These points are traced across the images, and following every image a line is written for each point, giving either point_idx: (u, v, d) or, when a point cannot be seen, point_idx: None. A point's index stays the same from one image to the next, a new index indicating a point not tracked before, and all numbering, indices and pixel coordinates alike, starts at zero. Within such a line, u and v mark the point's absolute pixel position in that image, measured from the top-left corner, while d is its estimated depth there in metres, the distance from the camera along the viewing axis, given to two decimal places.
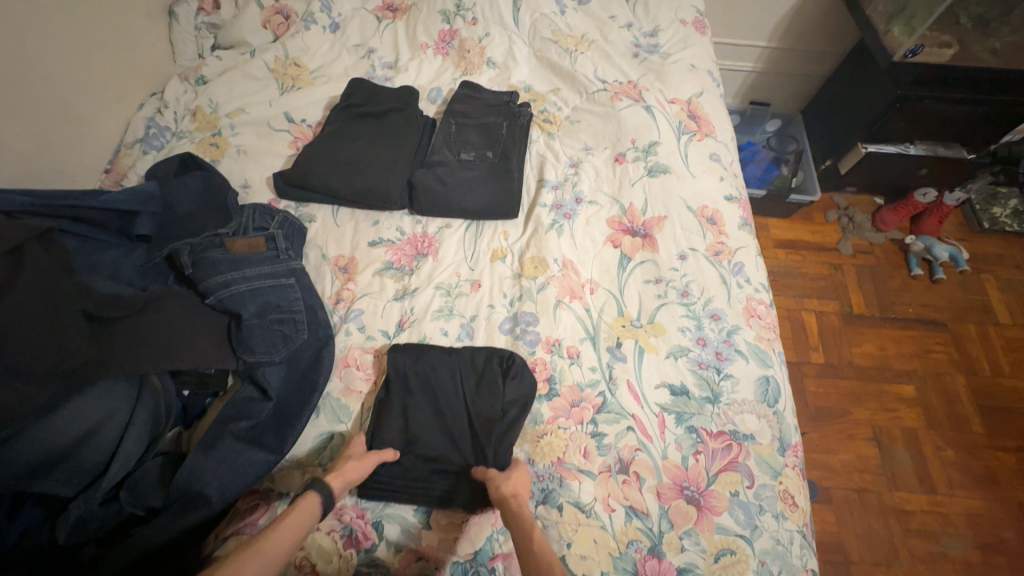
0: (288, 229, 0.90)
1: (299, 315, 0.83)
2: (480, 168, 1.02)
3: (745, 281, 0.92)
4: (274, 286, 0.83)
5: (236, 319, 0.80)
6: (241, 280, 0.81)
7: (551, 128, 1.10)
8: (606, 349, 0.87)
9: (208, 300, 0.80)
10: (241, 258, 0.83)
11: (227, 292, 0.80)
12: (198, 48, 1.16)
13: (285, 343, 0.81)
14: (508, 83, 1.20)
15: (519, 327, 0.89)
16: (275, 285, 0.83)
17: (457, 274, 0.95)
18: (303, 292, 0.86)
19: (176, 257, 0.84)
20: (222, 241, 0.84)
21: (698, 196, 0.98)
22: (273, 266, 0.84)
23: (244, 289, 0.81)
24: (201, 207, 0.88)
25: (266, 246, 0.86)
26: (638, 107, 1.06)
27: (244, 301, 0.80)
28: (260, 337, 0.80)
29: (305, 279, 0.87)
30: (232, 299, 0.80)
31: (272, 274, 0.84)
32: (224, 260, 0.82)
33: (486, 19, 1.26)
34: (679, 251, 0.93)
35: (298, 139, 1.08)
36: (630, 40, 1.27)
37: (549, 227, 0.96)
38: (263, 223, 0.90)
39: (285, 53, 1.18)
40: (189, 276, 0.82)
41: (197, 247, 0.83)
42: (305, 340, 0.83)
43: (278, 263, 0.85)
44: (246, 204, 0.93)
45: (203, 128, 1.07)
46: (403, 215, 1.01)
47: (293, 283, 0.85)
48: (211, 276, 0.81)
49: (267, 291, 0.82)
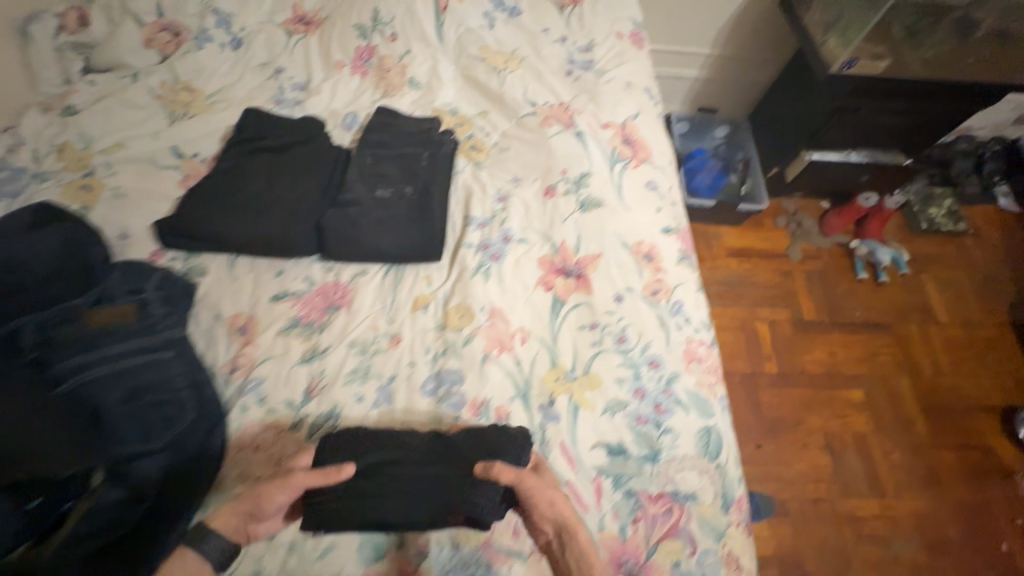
0: (168, 290, 0.79)
1: (181, 395, 0.72)
2: (398, 206, 0.92)
3: (684, 321, 0.87)
4: (148, 363, 0.71)
5: (98, 407, 0.68)
6: (104, 362, 0.69)
7: (478, 156, 1.02)
8: (538, 408, 0.80)
9: (61, 390, 0.68)
10: (102, 334, 0.71)
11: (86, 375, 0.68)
12: (64, 72, 1.00)
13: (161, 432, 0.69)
14: (432, 105, 1.10)
15: (443, 387, 0.81)
16: (150, 362, 0.72)
17: (374, 328, 0.85)
18: (186, 365, 0.74)
19: (22, 335, 0.70)
20: (80, 314, 0.72)
21: (632, 231, 0.92)
22: (148, 339, 0.73)
23: (108, 371, 0.69)
24: (59, 267, 0.75)
25: (139, 315, 0.74)
26: (568, 134, 1.00)
27: (108, 386, 0.69)
28: (130, 427, 0.67)
29: (189, 350, 0.76)
30: (92, 386, 0.68)
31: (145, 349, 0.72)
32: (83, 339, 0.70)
33: (406, 35, 1.16)
34: (615, 292, 0.87)
35: (188, 177, 0.95)
36: (564, 56, 1.20)
37: (475, 271, 0.88)
38: (138, 285, 0.78)
39: (174, 76, 1.05)
40: (39, 360, 0.69)
41: (49, 323, 0.71)
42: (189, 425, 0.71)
43: (154, 334, 0.73)
44: (118, 261, 0.81)
45: (71, 168, 0.92)
46: (312, 261, 0.90)
47: (172, 357, 0.73)
48: (66, 360, 0.69)
49: (139, 370, 0.71)
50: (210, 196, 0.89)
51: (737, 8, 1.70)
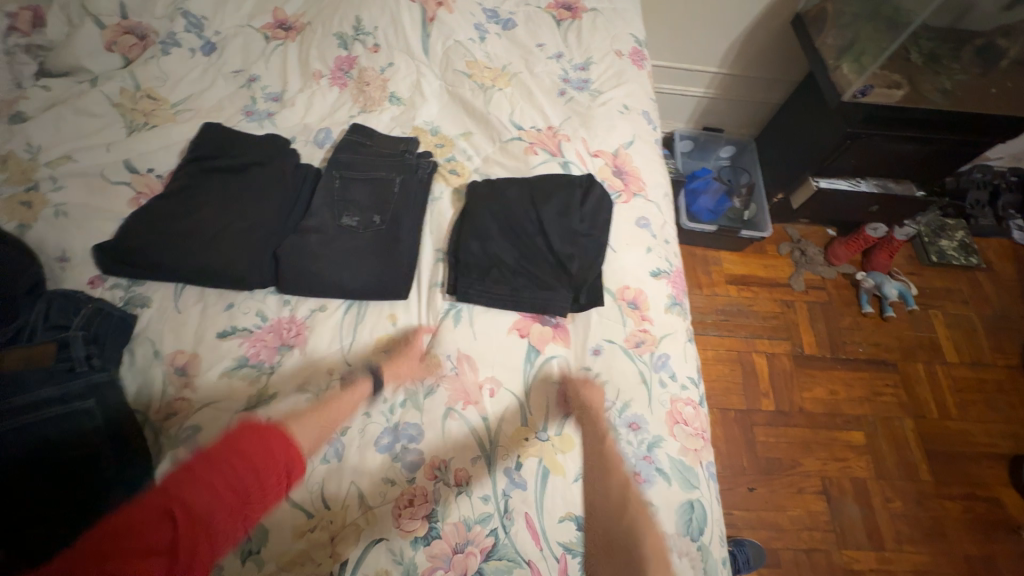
0: (97, 326, 0.73)
1: (98, 449, 0.67)
2: (365, 237, 0.84)
3: (670, 378, 0.79)
4: (61, 415, 0.66)
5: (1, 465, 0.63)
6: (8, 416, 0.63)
7: (457, 181, 0.94)
8: (503, 472, 0.72)
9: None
10: (12, 380, 0.66)
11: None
12: (16, 76, 0.93)
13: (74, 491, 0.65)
14: (412, 123, 1.02)
15: (399, 443, 0.73)
16: (65, 413, 0.67)
17: (329, 372, 0.77)
18: (107, 413, 0.69)
19: None
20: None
21: (618, 275, 0.84)
22: (62, 389, 0.67)
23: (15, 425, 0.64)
24: None
25: (59, 357, 0.69)
26: (554, 163, 0.92)
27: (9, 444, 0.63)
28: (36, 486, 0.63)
29: (113, 395, 0.70)
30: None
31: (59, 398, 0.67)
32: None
33: (390, 46, 1.09)
34: (594, 343, 0.80)
35: (141, 195, 0.88)
36: (558, 74, 1.12)
37: (445, 314, 0.82)
38: (63, 321, 0.73)
39: (136, 82, 0.98)
40: None
41: None
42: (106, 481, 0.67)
43: (72, 382, 0.68)
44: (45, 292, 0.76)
45: (12, 180, 0.85)
46: (267, 293, 0.82)
47: (90, 406, 0.68)
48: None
49: (50, 425, 0.65)
50: (158, 219, 0.82)
51: (748, 26, 1.62)
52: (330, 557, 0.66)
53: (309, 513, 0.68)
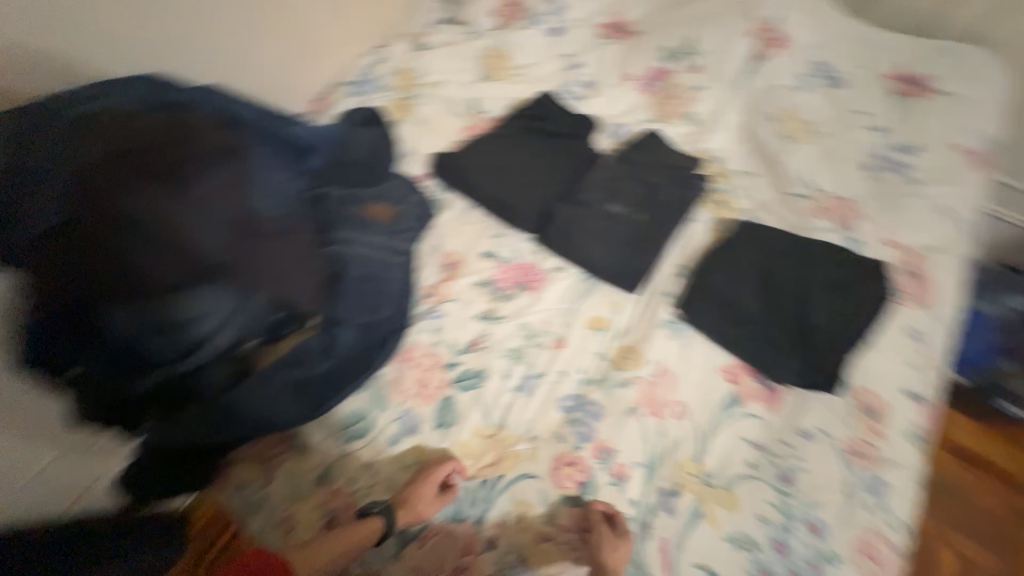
0: (419, 210, 0.96)
1: (390, 295, 0.86)
2: (624, 228, 0.93)
3: (879, 507, 0.70)
4: (382, 259, 0.86)
5: (341, 272, 0.83)
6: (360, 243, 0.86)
7: (722, 212, 0.96)
8: (658, 491, 0.73)
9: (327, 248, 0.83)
10: (367, 222, 0.89)
11: (347, 247, 0.85)
12: (431, 18, 1.27)
13: (368, 316, 0.83)
14: (698, 145, 1.06)
15: (578, 411, 0.80)
16: (385, 259, 0.87)
17: (547, 323, 0.89)
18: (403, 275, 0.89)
19: (321, 196, 0.89)
20: (359, 201, 0.91)
21: (864, 374, 0.77)
22: (392, 244, 0.90)
23: (360, 252, 0.86)
24: (365, 159, 0.97)
25: (393, 221, 0.92)
26: (838, 236, 0.88)
27: (355, 261, 0.84)
28: (353, 298, 0.82)
29: (409, 264, 0.91)
30: (346, 256, 0.84)
31: (385, 248, 0.88)
32: (359, 222, 0.88)
33: (708, 71, 1.15)
34: (804, 426, 0.75)
35: (470, 128, 1.12)
36: (874, 147, 1.02)
37: (663, 324, 0.85)
38: (402, 196, 0.96)
39: (498, 44, 1.23)
40: (324, 219, 0.87)
41: (342, 197, 0.91)
42: (385, 321, 0.85)
43: (394, 242, 0.90)
44: (393, 173, 1.01)
45: (401, 89, 1.17)
46: (527, 239, 0.97)
47: (399, 264, 0.89)
48: (343, 229, 0.86)
49: (376, 262, 0.86)
50: (483, 152, 1.03)
51: None
52: (493, 465, 0.76)
53: (490, 422, 0.80)
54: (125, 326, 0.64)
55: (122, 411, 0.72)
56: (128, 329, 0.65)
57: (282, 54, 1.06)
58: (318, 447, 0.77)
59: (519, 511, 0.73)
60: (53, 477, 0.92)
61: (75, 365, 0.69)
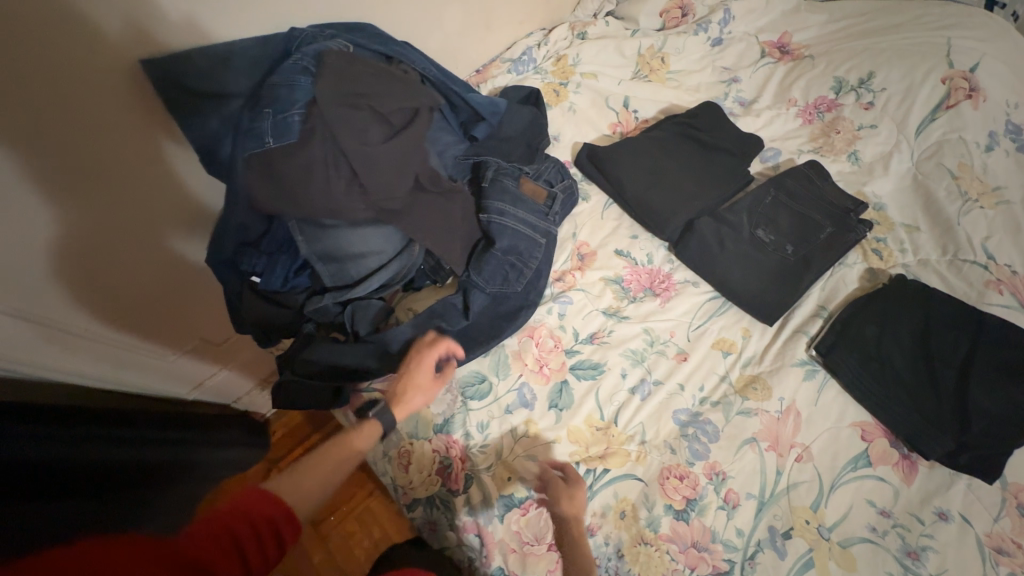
0: (566, 195, 0.97)
1: (527, 271, 0.86)
2: (770, 256, 0.90)
3: None
4: (529, 238, 0.87)
5: (489, 241, 0.86)
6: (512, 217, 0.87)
7: (877, 263, 0.90)
8: (768, 526, 0.71)
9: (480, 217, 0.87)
10: (521, 198, 0.89)
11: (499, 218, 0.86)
12: (597, 9, 1.26)
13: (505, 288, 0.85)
14: (859, 186, 0.99)
15: (693, 426, 0.79)
16: (530, 238, 0.88)
17: (671, 334, 0.88)
18: (543, 256, 0.89)
19: (481, 167, 0.93)
20: (516, 176, 0.92)
21: (1022, 472, 0.71)
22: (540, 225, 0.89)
23: (510, 225, 0.86)
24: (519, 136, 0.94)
25: (544, 202, 0.92)
26: (1019, 315, 0.81)
27: (503, 234, 0.86)
28: (493, 268, 0.84)
29: (551, 246, 0.91)
30: (497, 227, 0.86)
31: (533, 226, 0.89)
32: (514, 199, 0.88)
33: (884, 111, 1.07)
34: (941, 507, 0.70)
35: (619, 125, 1.12)
36: None
37: (799, 364, 0.81)
38: (553, 179, 0.97)
39: (661, 45, 1.20)
40: (482, 188, 0.90)
41: (501, 169, 0.92)
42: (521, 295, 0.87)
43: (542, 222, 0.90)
44: (549, 155, 1.00)
45: (557, 74, 1.16)
46: (661, 246, 0.96)
47: (542, 244, 0.88)
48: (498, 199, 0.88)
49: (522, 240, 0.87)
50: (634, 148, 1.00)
51: None
52: (600, 458, 0.77)
53: (602, 416, 0.81)
54: (317, 248, 0.76)
55: (290, 327, 0.83)
56: (318, 252, 0.76)
57: (466, 22, 1.07)
58: (441, 396, 0.81)
59: (621, 508, 0.74)
60: (165, 368, 1.00)
61: (262, 274, 0.80)
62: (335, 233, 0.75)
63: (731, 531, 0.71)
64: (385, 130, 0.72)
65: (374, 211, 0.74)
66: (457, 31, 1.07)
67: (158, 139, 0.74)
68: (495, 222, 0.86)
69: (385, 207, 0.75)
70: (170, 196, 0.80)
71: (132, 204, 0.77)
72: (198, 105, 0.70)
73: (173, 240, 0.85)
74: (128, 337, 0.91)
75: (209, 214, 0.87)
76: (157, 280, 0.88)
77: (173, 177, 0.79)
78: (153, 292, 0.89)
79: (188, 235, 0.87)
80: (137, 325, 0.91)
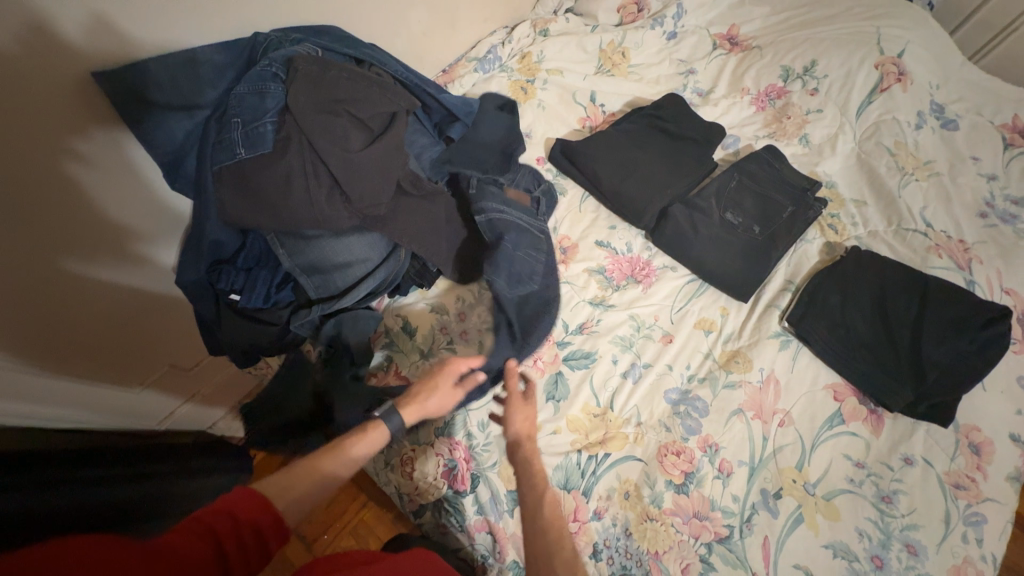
0: (546, 197, 0.99)
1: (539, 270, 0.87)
2: (739, 237, 0.95)
3: (975, 539, 0.72)
4: (528, 240, 0.87)
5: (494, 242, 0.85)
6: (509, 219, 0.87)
7: (833, 236, 0.98)
8: (760, 489, 0.77)
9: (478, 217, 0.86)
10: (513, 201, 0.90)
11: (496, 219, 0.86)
12: (556, 6, 1.28)
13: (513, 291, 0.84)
14: (811, 167, 1.07)
15: (684, 404, 0.83)
16: (534, 236, 0.89)
17: (656, 318, 0.91)
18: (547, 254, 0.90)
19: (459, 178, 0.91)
20: (500, 183, 0.92)
21: (972, 413, 0.79)
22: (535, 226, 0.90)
23: (515, 223, 0.87)
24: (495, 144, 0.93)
25: (531, 204, 0.94)
26: (957, 274, 0.89)
27: (513, 233, 0.86)
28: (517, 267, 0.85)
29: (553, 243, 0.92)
30: (501, 225, 0.85)
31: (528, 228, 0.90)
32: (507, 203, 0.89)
33: (827, 96, 1.15)
34: (907, 453, 0.78)
35: (587, 119, 1.14)
36: (985, 194, 1.04)
37: (774, 336, 0.87)
38: (530, 184, 0.98)
39: (621, 40, 1.23)
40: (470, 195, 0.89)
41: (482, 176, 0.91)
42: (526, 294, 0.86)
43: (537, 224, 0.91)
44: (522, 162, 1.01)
45: (523, 72, 1.18)
46: (638, 234, 1.00)
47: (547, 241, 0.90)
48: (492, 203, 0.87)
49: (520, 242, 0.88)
50: (606, 139, 1.03)
51: None
52: (600, 443, 0.80)
53: (599, 402, 0.83)
54: (301, 260, 0.74)
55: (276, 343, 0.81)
56: (302, 263, 0.75)
57: (430, 21, 1.06)
58: None
59: (626, 489, 0.76)
60: (114, 408, 0.92)
61: (241, 292, 0.76)
62: (322, 243, 0.74)
63: (728, 498, 0.76)
64: (364, 135, 0.70)
65: (359, 218, 0.73)
66: (420, 30, 1.05)
67: (60, 164, 0.64)
68: (491, 224, 0.85)
69: (371, 213, 0.73)
70: (94, 224, 0.72)
71: (53, 241, 0.69)
72: (159, 117, 0.66)
73: (99, 270, 0.77)
74: (67, 381, 0.82)
75: (144, 230, 0.79)
76: (104, 315, 0.81)
77: (92, 204, 0.70)
78: (102, 328, 0.82)
79: (124, 259, 0.79)
80: (73, 366, 0.83)
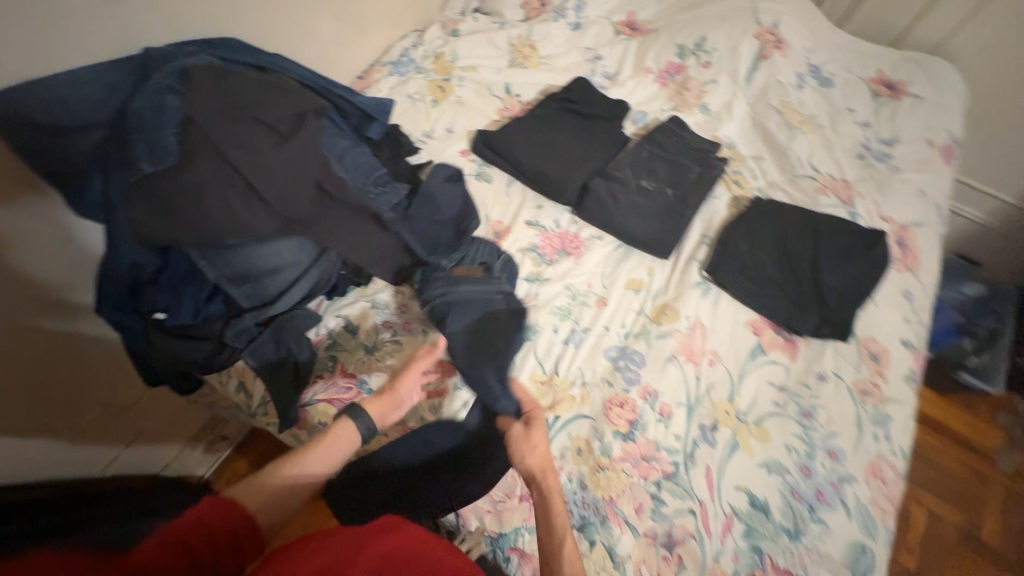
0: (506, 268, 0.93)
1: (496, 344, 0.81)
2: (655, 200, 1.03)
3: (883, 436, 0.82)
4: (472, 308, 0.82)
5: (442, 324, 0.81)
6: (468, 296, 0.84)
7: (738, 190, 1.07)
8: (699, 425, 0.83)
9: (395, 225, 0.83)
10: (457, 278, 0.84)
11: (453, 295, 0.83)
12: (463, 7, 1.33)
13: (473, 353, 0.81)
14: (713, 132, 1.17)
15: (623, 359, 0.89)
16: (487, 306, 0.84)
17: (589, 285, 0.97)
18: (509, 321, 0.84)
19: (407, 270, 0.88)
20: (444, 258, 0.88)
21: (869, 326, 0.89)
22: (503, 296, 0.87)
23: (461, 301, 0.82)
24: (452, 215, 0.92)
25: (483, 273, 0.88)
26: (842, 209, 1.00)
27: (455, 311, 0.81)
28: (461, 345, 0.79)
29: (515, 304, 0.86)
30: (445, 307, 0.81)
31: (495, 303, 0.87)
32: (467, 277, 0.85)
33: (719, 67, 1.26)
34: (820, 371, 0.86)
35: (506, 109, 1.18)
36: (860, 139, 1.17)
37: (695, 285, 0.95)
38: (488, 257, 0.92)
39: (528, 34, 1.30)
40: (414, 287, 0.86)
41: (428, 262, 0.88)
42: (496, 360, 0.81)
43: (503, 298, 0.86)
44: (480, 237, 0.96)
45: (438, 71, 1.22)
46: (564, 210, 1.05)
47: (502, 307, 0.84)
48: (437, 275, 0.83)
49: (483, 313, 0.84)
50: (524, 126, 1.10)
51: None
52: (549, 407, 0.83)
53: (544, 370, 0.87)
54: (225, 270, 0.73)
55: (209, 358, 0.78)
56: (227, 273, 0.73)
57: (337, 28, 1.07)
58: None
59: (578, 445, 0.80)
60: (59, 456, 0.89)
61: (166, 310, 0.74)
62: (245, 252, 0.73)
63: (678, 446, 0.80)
64: (275, 138, 0.71)
65: (281, 222, 0.72)
66: (327, 38, 1.06)
67: None
68: (427, 298, 0.83)
69: (289, 216, 0.72)
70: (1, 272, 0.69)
71: None
72: (52, 140, 0.64)
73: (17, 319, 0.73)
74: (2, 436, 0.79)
75: (57, 274, 0.77)
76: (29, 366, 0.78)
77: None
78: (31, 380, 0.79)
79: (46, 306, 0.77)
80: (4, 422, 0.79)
